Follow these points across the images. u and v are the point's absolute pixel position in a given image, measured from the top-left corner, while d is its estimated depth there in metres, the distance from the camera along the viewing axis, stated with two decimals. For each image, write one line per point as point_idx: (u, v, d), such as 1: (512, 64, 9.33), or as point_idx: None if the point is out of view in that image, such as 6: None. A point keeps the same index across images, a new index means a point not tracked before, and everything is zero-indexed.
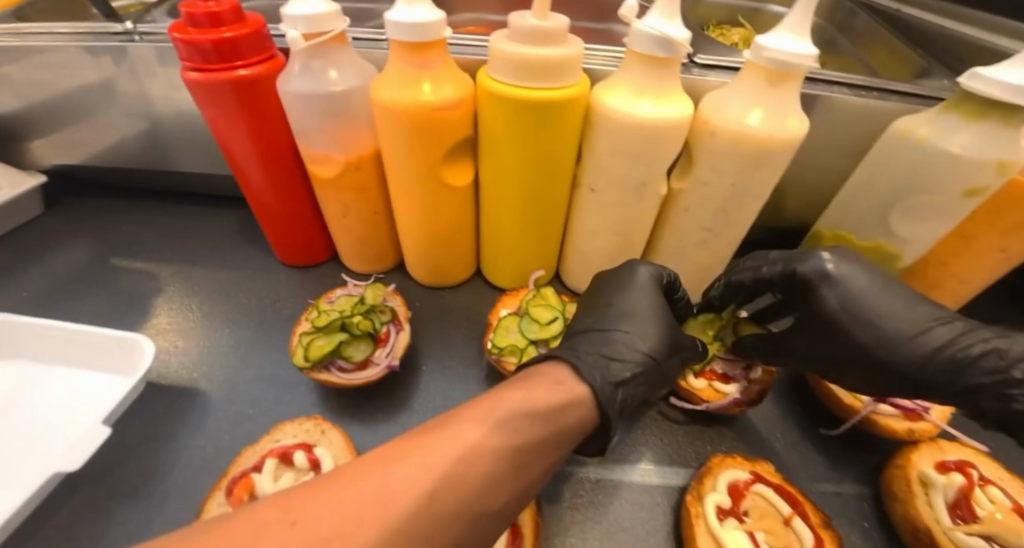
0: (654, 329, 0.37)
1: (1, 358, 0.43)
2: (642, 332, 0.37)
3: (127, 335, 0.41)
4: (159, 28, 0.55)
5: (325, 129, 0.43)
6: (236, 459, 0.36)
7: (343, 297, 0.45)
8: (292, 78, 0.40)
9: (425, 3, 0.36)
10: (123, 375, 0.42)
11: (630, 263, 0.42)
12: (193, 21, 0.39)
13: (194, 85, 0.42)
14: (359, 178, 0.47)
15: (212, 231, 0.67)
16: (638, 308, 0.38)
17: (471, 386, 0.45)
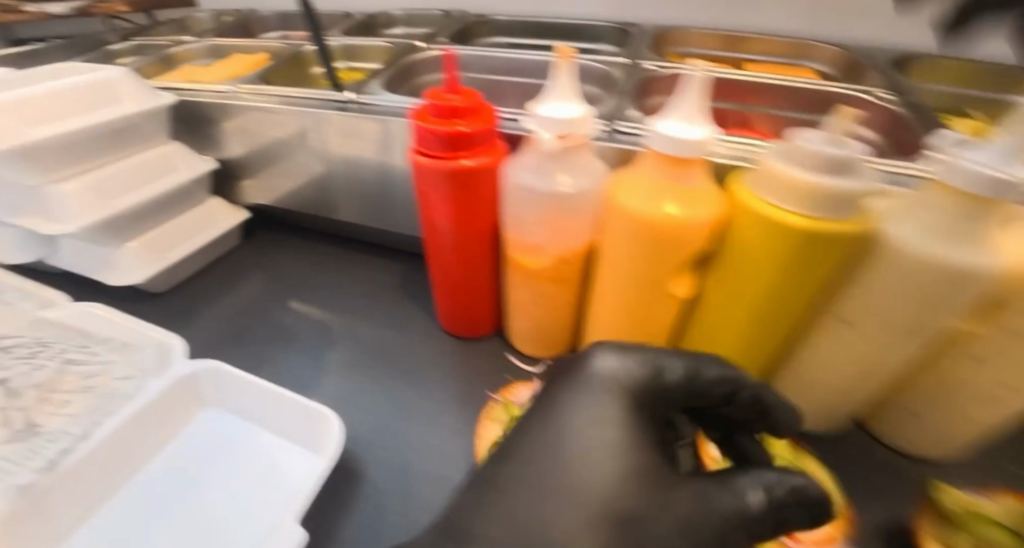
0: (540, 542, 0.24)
1: (212, 407, 0.48)
2: (581, 481, 0.26)
3: (318, 409, 0.42)
4: (374, 98, 0.59)
5: (546, 222, 0.42)
6: None
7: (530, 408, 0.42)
8: (528, 171, 0.40)
9: (697, 121, 0.34)
10: (312, 451, 0.43)
11: (593, 355, 0.33)
12: (435, 111, 0.40)
13: (419, 168, 0.43)
14: (561, 273, 0.44)
15: (378, 284, 0.69)
16: (582, 432, 0.28)
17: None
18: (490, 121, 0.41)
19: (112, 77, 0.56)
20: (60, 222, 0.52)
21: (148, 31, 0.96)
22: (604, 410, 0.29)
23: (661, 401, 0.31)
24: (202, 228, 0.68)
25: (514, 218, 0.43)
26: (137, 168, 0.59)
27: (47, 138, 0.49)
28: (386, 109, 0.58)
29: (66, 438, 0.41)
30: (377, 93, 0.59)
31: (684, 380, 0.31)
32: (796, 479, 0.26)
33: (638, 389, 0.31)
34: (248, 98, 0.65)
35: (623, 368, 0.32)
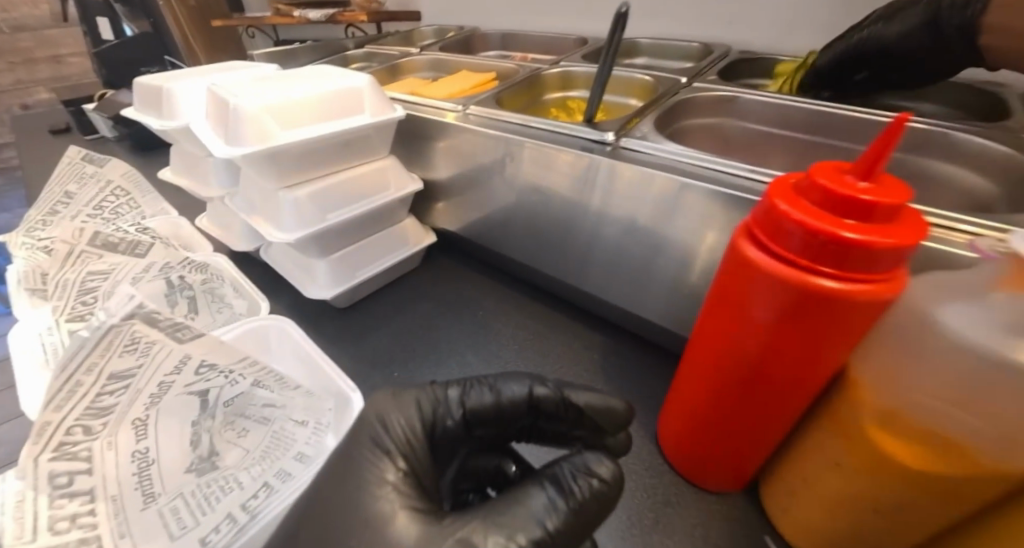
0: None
1: None
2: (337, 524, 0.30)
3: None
4: (640, 144, 0.49)
5: (979, 405, 0.22)
6: None
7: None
8: (985, 326, 0.22)
9: None
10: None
11: (371, 406, 0.36)
12: (819, 198, 0.24)
13: (748, 265, 0.28)
14: (970, 489, 0.24)
15: (564, 351, 0.58)
16: (345, 486, 0.31)
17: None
18: (903, 239, 0.23)
19: (362, 86, 0.53)
20: (281, 228, 0.50)
21: (380, 40, 1.01)
22: (388, 475, 0.32)
23: (446, 440, 0.37)
24: (395, 251, 0.64)
25: (900, 370, 0.25)
26: (358, 180, 0.56)
27: (291, 145, 0.46)
28: (655, 159, 0.48)
29: (239, 493, 0.37)
30: (651, 140, 0.49)
31: (463, 420, 0.37)
32: (596, 471, 0.31)
33: (419, 436, 0.35)
34: (478, 120, 0.59)
35: (408, 422, 0.35)
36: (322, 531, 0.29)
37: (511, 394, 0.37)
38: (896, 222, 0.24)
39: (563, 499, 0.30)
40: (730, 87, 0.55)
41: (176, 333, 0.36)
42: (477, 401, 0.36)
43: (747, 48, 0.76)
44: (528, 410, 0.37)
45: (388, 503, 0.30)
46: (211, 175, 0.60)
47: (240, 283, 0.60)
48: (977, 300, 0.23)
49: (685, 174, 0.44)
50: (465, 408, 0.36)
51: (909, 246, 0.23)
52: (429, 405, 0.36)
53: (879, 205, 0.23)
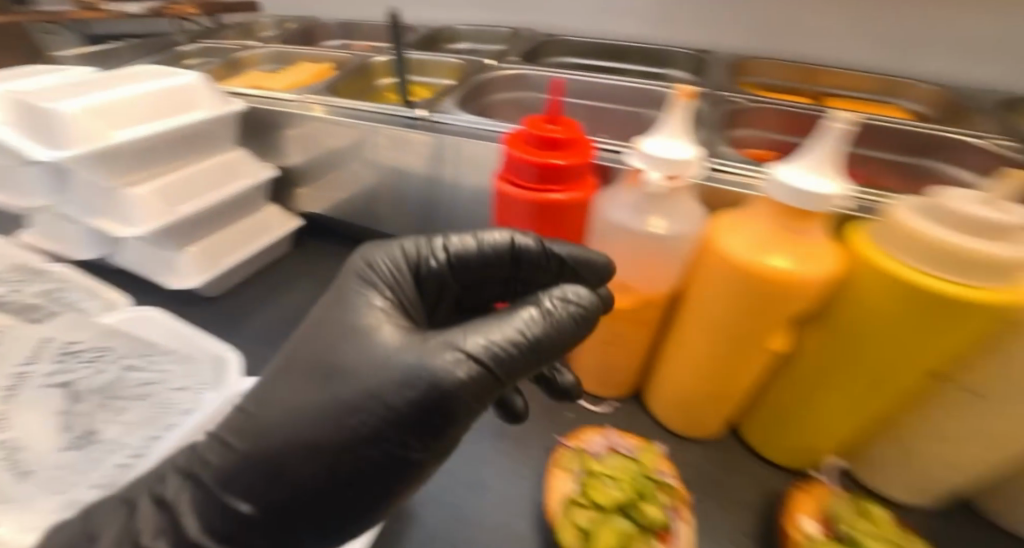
0: (391, 378, 0.26)
1: None
2: (324, 357, 0.29)
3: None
4: (445, 117, 0.59)
5: (633, 259, 0.39)
6: None
7: (611, 453, 0.39)
8: (624, 211, 0.38)
9: (826, 174, 0.31)
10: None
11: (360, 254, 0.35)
12: (534, 143, 0.38)
13: (508, 198, 0.41)
14: (646, 312, 0.41)
15: None
16: (335, 322, 0.30)
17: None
18: (583, 157, 0.38)
19: (192, 83, 0.57)
20: (127, 224, 0.52)
21: (214, 33, 0.98)
22: (373, 304, 0.31)
23: (430, 284, 0.37)
24: (260, 236, 0.68)
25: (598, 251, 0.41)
26: (204, 173, 0.59)
27: (125, 143, 0.49)
28: (457, 128, 0.58)
29: (122, 450, 0.40)
30: (452, 113, 0.59)
31: (446, 265, 0.36)
32: (573, 294, 0.32)
33: (405, 277, 0.35)
34: (317, 108, 0.65)
35: (393, 265, 0.35)
36: (311, 355, 0.30)
37: (493, 242, 0.36)
38: (579, 146, 0.39)
39: (543, 315, 0.30)
40: (521, 67, 0.68)
41: (26, 315, 0.48)
42: (458, 246, 0.36)
43: (555, 31, 0.91)
44: (511, 259, 0.37)
45: (374, 334, 0.29)
46: (34, 185, 0.58)
47: (84, 283, 0.54)
48: (618, 197, 0.39)
49: (480, 138, 0.56)
50: (447, 253, 0.36)
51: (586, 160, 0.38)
52: (413, 251, 0.36)
53: (565, 140, 0.38)
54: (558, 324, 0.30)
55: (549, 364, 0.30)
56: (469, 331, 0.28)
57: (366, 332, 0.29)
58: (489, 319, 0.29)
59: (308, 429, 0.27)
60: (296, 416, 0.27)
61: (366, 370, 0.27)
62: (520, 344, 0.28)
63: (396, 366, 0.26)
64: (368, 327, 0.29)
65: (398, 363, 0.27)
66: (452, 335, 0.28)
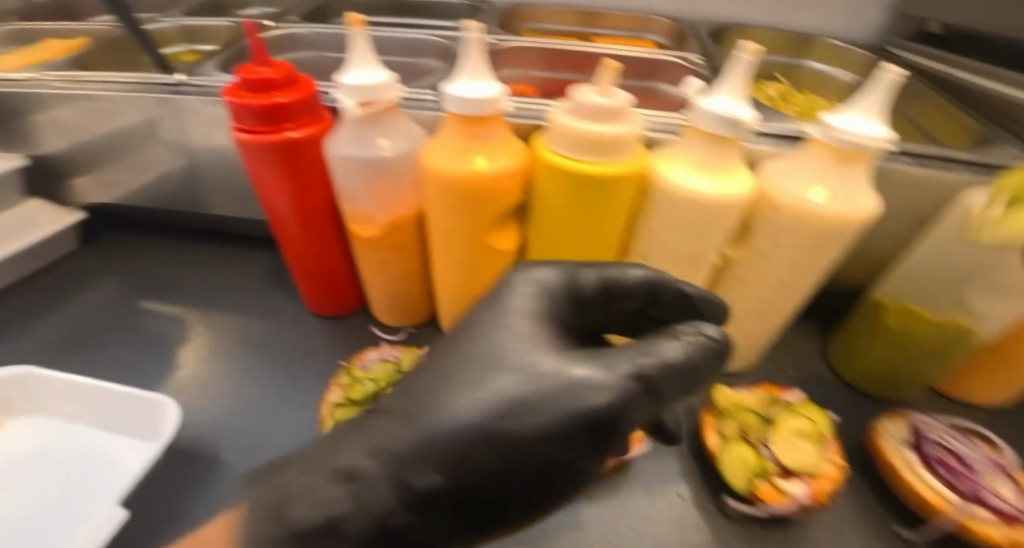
0: (523, 392, 0.22)
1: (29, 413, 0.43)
2: (443, 421, 0.22)
3: (150, 395, 0.40)
4: (206, 79, 0.55)
5: (367, 189, 0.43)
6: None
7: (377, 360, 0.44)
8: (338, 143, 0.40)
9: (486, 78, 0.36)
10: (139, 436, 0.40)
11: (516, 271, 0.29)
12: (247, 86, 0.40)
13: (242, 147, 0.42)
14: (397, 238, 0.46)
15: (235, 270, 0.63)
16: (468, 366, 0.24)
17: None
18: (303, 94, 0.41)
19: None
20: None
21: None
22: (511, 305, 0.26)
23: (587, 309, 0.29)
24: (19, 235, 0.60)
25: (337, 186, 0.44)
26: None
27: None
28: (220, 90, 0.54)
29: None
30: (215, 75, 0.55)
31: (601, 292, 0.28)
32: (708, 331, 0.25)
33: (562, 301, 0.28)
34: (57, 83, 0.57)
35: (543, 285, 0.27)
36: (415, 414, 0.23)
37: (637, 273, 0.29)
38: (300, 89, 0.42)
39: (683, 342, 0.24)
40: (298, 26, 0.65)
41: None
42: (608, 276, 0.28)
43: None
44: (640, 296, 0.29)
45: (515, 369, 0.23)
46: None
47: None
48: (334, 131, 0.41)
49: None
50: (602, 277, 0.28)
51: (307, 97, 0.41)
52: (566, 273, 0.28)
53: (279, 79, 0.40)
54: (676, 372, 0.23)
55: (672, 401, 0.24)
56: (620, 355, 0.23)
57: (457, 403, 0.22)
58: (589, 353, 0.23)
59: (392, 457, 0.22)
60: (474, 414, 0.22)
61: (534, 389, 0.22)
62: (670, 365, 0.23)
63: (511, 436, 0.21)
64: (488, 386, 0.22)
65: (530, 426, 0.21)
66: (567, 386, 0.21)
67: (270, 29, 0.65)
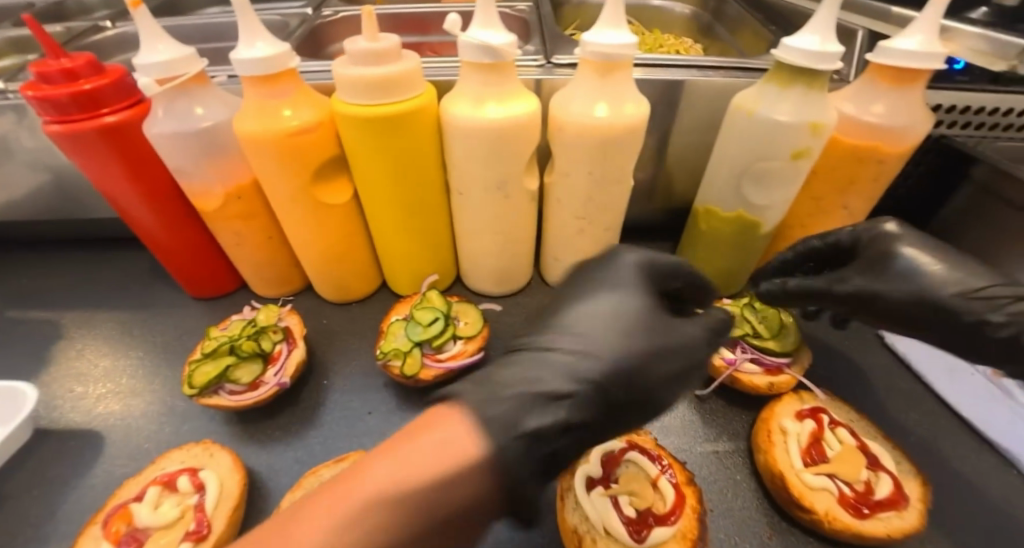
0: (618, 347, 0.29)
1: None
2: (580, 356, 0.28)
3: (10, 385, 0.42)
4: None
5: (196, 164, 0.45)
6: (117, 492, 0.36)
7: (236, 321, 0.47)
8: (153, 121, 0.42)
9: (265, 39, 0.39)
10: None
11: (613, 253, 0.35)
12: (46, 77, 0.41)
13: (60, 139, 0.43)
14: (243, 208, 0.49)
15: (114, 272, 0.64)
16: (576, 312, 0.31)
17: (377, 405, 0.46)
18: (111, 80, 0.43)
19: None
20: None
21: None
22: (602, 285, 0.32)
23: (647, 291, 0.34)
24: None
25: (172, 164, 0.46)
26: None
27: None
28: None
29: None
30: None
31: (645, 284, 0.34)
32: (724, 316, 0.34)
33: (611, 288, 0.32)
34: None
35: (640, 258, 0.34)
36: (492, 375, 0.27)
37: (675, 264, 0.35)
38: (108, 78, 0.43)
39: (710, 339, 0.32)
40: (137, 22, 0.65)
41: None
42: (643, 261, 0.34)
43: None
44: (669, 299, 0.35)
45: (594, 350, 0.29)
46: None
47: None
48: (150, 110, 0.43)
49: None
50: (648, 261, 0.34)
51: (116, 83, 0.43)
52: (618, 268, 0.33)
53: (80, 67, 0.41)
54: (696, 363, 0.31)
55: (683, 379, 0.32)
56: (655, 330, 0.30)
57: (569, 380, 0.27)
58: (666, 348, 0.30)
59: (390, 515, 0.21)
60: (518, 411, 0.25)
61: (631, 347, 0.29)
62: (690, 355, 0.31)
63: (584, 392, 0.27)
64: (584, 355, 0.28)
65: (610, 382, 0.28)
66: (620, 358, 0.29)
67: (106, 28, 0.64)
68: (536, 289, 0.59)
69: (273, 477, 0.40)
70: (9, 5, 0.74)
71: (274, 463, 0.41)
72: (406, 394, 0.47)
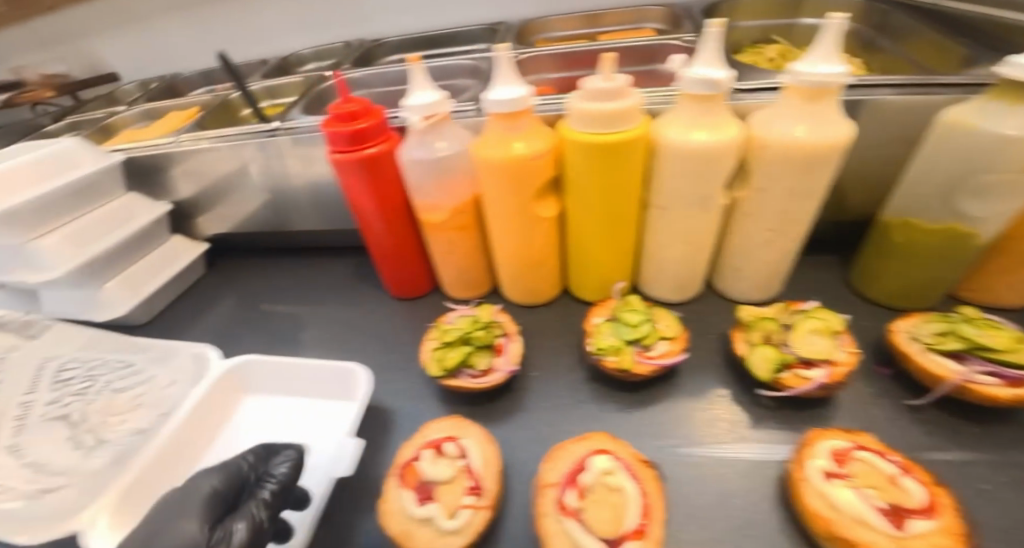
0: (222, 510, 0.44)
1: (257, 394, 0.55)
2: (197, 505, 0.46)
3: (343, 367, 0.51)
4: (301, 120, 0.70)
5: (437, 183, 0.54)
6: (399, 451, 0.43)
7: (461, 317, 0.54)
8: (412, 148, 0.52)
9: (516, 83, 0.47)
10: (343, 398, 0.51)
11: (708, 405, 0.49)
12: (338, 117, 0.52)
13: (336, 164, 0.55)
14: (463, 221, 0.57)
15: (333, 274, 0.80)
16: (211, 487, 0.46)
17: (576, 396, 0.51)
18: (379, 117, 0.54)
19: (69, 144, 0.66)
20: (44, 272, 0.62)
21: (82, 109, 1.07)
22: None
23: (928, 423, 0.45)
24: (170, 264, 0.79)
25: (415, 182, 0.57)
26: (99, 220, 0.68)
27: (18, 206, 0.58)
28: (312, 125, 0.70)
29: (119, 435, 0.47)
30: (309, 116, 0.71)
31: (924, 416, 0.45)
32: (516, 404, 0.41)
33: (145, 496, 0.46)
34: (192, 141, 0.74)
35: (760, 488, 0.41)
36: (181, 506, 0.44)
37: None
38: (374, 116, 0.54)
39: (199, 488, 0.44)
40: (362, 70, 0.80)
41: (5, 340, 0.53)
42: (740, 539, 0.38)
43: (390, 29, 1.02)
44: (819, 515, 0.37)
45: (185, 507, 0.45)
46: None
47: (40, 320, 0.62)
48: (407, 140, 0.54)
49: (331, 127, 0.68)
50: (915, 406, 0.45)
51: (382, 119, 0.54)
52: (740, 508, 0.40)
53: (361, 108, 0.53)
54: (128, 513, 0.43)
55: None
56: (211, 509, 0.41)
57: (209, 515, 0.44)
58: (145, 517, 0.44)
59: None
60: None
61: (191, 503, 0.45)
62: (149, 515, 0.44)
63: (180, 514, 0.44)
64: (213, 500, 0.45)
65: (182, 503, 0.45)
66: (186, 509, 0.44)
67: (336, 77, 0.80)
68: (708, 298, 0.62)
69: (505, 447, 0.47)
70: (257, 65, 0.95)
71: (503, 435, 0.48)
72: (600, 389, 0.52)
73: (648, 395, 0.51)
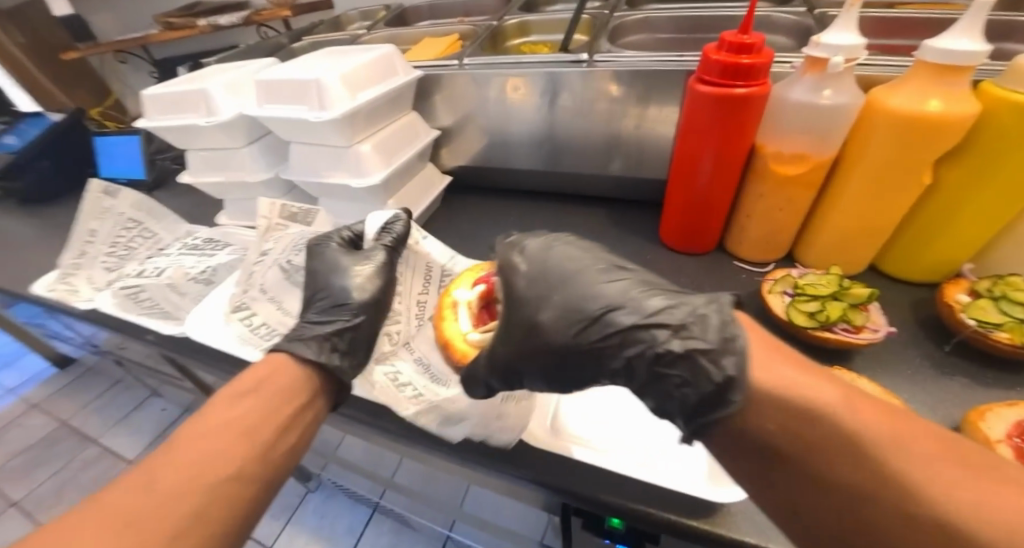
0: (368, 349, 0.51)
1: None
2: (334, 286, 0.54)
3: None
4: (606, 56, 0.70)
5: (809, 131, 0.54)
6: None
7: (816, 273, 0.55)
8: (805, 91, 0.52)
9: (970, 37, 0.44)
10: None
11: None
12: (732, 48, 0.52)
13: (703, 98, 0.55)
14: (813, 177, 0.57)
15: (578, 221, 0.81)
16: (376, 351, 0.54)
17: (910, 371, 0.51)
18: (769, 56, 0.52)
19: (388, 53, 0.70)
20: (363, 176, 0.67)
21: (311, 31, 1.13)
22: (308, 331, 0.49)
23: None
24: (430, 190, 0.83)
25: (773, 128, 0.57)
26: (400, 133, 0.73)
27: (362, 106, 0.62)
28: (620, 62, 0.69)
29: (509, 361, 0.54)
30: (612, 53, 0.71)
31: None
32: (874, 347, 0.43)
33: (334, 297, 0.53)
34: (481, 65, 0.76)
35: None
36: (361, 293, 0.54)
37: None
38: (762, 54, 0.52)
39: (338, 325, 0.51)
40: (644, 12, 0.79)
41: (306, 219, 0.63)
42: None
43: None
44: None
45: (343, 275, 0.55)
46: (254, 162, 0.74)
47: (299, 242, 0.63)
48: (795, 83, 0.53)
49: (649, 64, 0.67)
50: None
51: (773, 58, 0.52)
52: None
53: (758, 43, 0.51)
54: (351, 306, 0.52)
55: (353, 351, 0.50)
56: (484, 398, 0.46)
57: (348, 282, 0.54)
58: (335, 275, 0.55)
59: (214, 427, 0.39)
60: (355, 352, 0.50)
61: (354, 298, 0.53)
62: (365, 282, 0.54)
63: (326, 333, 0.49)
64: (324, 309, 0.52)
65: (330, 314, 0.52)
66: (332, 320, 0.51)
67: (616, 17, 0.79)
68: None
69: None
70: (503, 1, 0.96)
71: None
72: (943, 361, 0.52)
73: (998, 378, 0.50)
